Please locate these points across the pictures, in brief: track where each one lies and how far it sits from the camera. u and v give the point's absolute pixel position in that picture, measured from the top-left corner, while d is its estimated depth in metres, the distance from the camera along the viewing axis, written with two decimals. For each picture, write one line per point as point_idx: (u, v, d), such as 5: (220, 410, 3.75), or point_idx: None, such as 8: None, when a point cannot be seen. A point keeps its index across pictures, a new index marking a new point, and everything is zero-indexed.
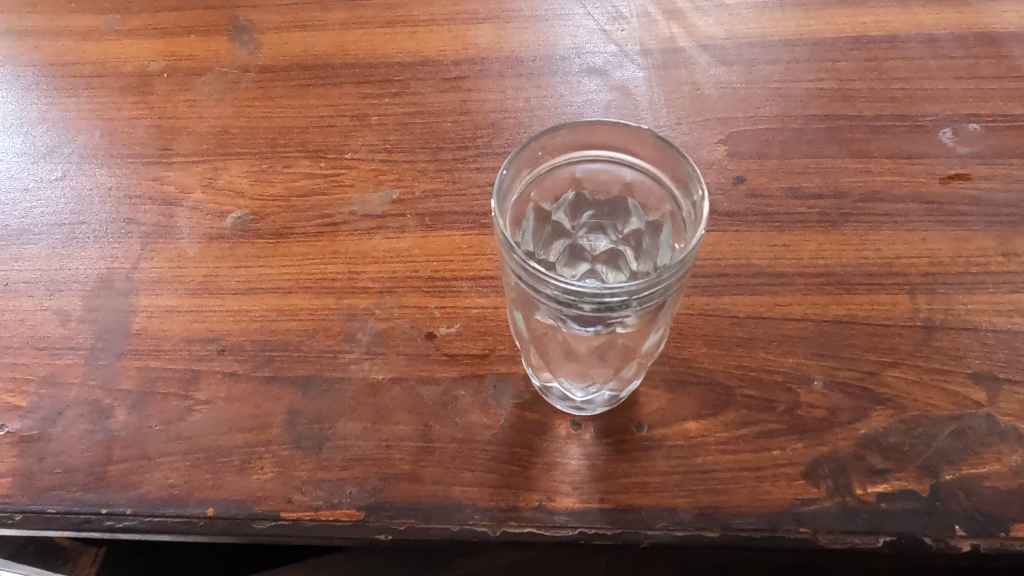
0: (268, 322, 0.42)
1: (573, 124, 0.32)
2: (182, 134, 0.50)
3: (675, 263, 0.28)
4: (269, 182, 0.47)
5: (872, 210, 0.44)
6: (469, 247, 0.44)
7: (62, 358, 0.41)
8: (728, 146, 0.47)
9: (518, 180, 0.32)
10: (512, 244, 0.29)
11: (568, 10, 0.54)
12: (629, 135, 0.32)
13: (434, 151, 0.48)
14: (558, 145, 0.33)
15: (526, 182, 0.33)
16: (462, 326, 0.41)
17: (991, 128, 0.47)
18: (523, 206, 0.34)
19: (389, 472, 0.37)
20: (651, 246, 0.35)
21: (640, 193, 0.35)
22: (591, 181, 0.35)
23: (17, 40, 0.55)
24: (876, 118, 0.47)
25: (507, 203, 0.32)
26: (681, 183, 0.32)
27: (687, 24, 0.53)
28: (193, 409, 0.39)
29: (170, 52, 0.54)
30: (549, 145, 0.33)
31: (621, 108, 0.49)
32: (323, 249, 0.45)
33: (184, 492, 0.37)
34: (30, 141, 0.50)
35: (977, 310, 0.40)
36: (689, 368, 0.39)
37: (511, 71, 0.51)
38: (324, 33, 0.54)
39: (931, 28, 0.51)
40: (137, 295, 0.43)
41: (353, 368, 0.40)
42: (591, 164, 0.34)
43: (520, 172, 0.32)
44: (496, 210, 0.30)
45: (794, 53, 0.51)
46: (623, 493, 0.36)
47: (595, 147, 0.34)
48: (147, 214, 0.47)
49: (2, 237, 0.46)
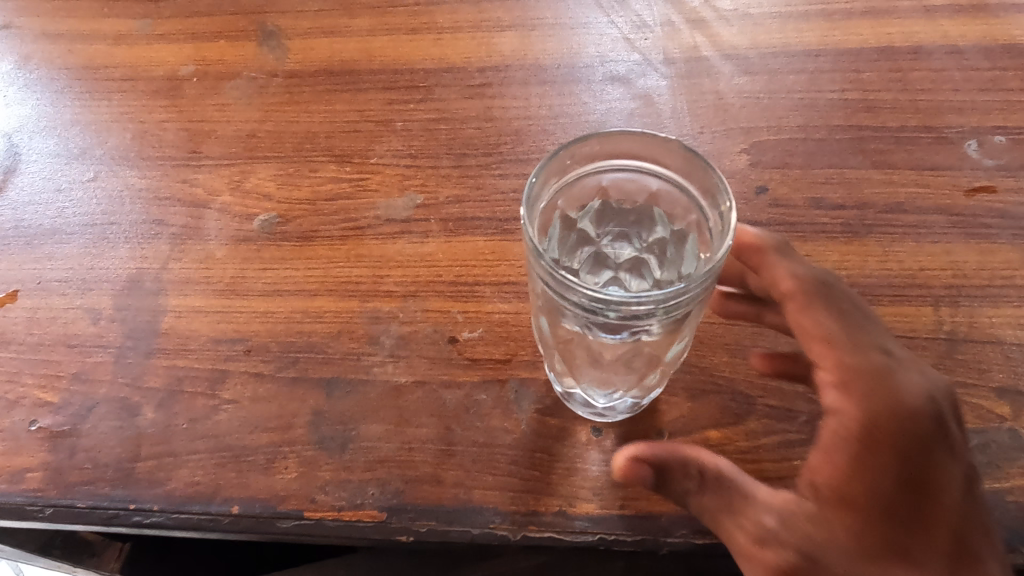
0: (294, 324, 0.43)
1: (602, 134, 0.33)
2: (211, 138, 0.51)
3: (703, 274, 0.28)
4: (295, 186, 0.48)
5: (896, 221, 0.44)
6: (492, 252, 0.45)
7: (93, 356, 0.42)
8: (751, 156, 0.47)
9: (546, 188, 0.33)
10: (541, 252, 0.30)
11: (592, 19, 0.54)
12: (658, 144, 0.33)
13: (458, 157, 0.49)
14: (586, 154, 0.33)
15: (553, 190, 0.33)
16: (484, 330, 0.42)
17: (1017, 140, 0.47)
18: (549, 213, 0.34)
19: (411, 474, 0.38)
20: (676, 255, 0.36)
21: (666, 202, 0.35)
22: (618, 189, 0.36)
23: (52, 44, 0.56)
24: (901, 129, 0.47)
25: (535, 210, 0.32)
26: (710, 193, 0.32)
27: (711, 33, 0.53)
28: (219, 408, 0.40)
29: (199, 57, 0.55)
30: (578, 154, 0.33)
31: (644, 117, 0.49)
32: (347, 253, 0.45)
33: (210, 490, 0.38)
34: (63, 143, 0.51)
35: (1002, 323, 0.40)
36: (711, 377, 0.39)
37: (535, 79, 0.52)
38: (351, 40, 0.54)
39: (957, 39, 0.51)
40: (166, 295, 0.44)
41: (376, 371, 0.41)
42: (618, 173, 0.35)
43: (548, 180, 0.32)
44: (525, 218, 0.30)
45: (818, 63, 0.51)
46: (644, 501, 0.36)
47: (623, 156, 0.34)
48: (176, 215, 0.47)
49: (36, 236, 0.47)
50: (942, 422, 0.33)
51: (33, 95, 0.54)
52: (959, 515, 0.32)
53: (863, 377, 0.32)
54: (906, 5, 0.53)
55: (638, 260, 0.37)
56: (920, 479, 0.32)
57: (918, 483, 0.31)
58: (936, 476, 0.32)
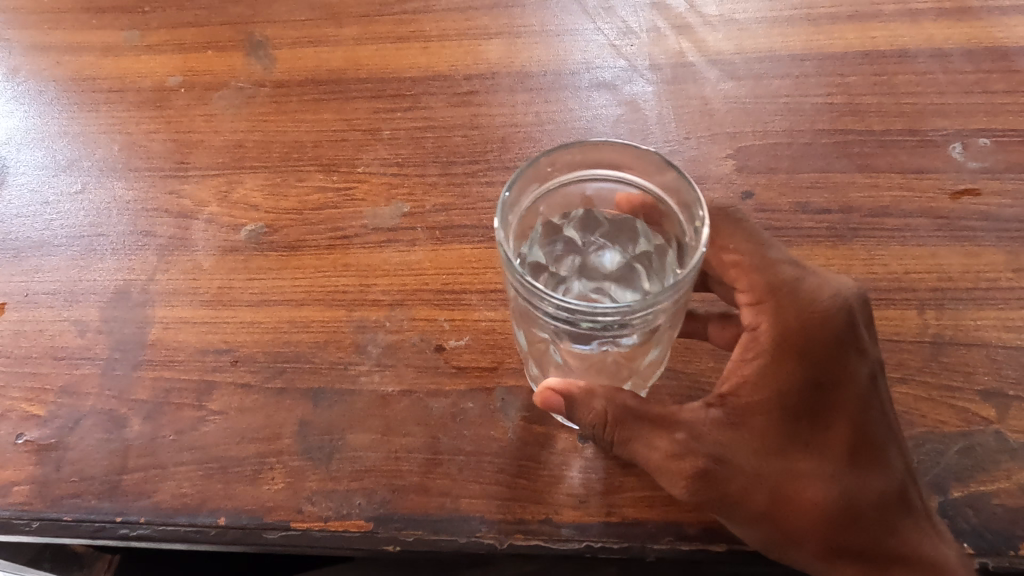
0: (280, 334, 0.43)
1: (583, 143, 0.33)
2: (199, 148, 0.51)
3: (672, 287, 0.28)
4: (282, 196, 0.48)
5: (881, 225, 0.44)
6: (478, 260, 0.45)
7: (79, 369, 0.42)
8: (736, 161, 0.47)
9: (525, 194, 0.33)
10: (513, 261, 0.30)
11: (579, 26, 0.54)
12: (638, 157, 0.33)
13: (444, 165, 0.49)
14: (568, 162, 0.34)
15: (533, 196, 0.34)
16: (471, 339, 0.42)
17: (1001, 142, 0.47)
18: (530, 218, 0.34)
19: (398, 483, 0.38)
20: (660, 267, 0.35)
21: (650, 214, 0.35)
22: (603, 200, 0.36)
23: (41, 56, 0.56)
24: (886, 133, 0.47)
25: (511, 217, 0.32)
26: (688, 207, 0.32)
27: (696, 39, 0.53)
28: (206, 419, 0.40)
29: (188, 68, 0.55)
30: (559, 162, 0.33)
31: (631, 123, 0.49)
32: (334, 262, 0.45)
33: (196, 501, 0.38)
34: (52, 155, 0.51)
35: (987, 325, 0.40)
36: (696, 383, 0.39)
37: (521, 86, 0.52)
38: (338, 49, 0.55)
39: (941, 42, 0.51)
40: (153, 306, 0.44)
41: (363, 380, 0.41)
42: (601, 182, 0.35)
43: (527, 187, 0.33)
44: (498, 225, 0.31)
45: (803, 67, 0.51)
46: (631, 508, 0.37)
47: (604, 166, 0.34)
48: (164, 227, 0.47)
49: (25, 249, 0.47)
50: (853, 330, 0.35)
51: (22, 108, 0.54)
52: (870, 416, 0.34)
53: (772, 295, 0.35)
54: (891, 8, 0.53)
55: (628, 270, 0.37)
56: (828, 385, 0.34)
57: (824, 388, 0.34)
58: (843, 380, 0.34)
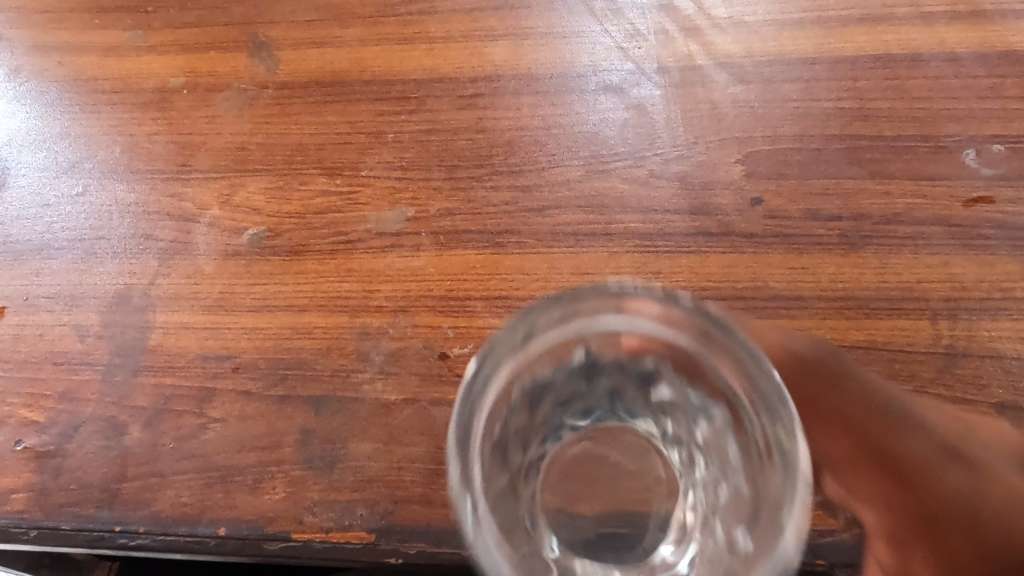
0: (283, 340, 0.42)
1: (564, 305, 0.27)
2: (201, 150, 0.50)
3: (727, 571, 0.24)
4: (285, 200, 0.48)
5: (893, 233, 0.43)
6: (483, 266, 0.44)
7: (80, 374, 0.42)
8: (745, 166, 0.46)
9: (489, 390, 0.26)
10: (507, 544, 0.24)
11: (586, 27, 0.53)
12: (636, 303, 0.28)
13: (449, 169, 0.48)
14: (550, 325, 0.27)
15: (495, 386, 0.26)
16: (475, 347, 0.42)
17: (1015, 149, 0.46)
18: (506, 397, 0.27)
19: (401, 494, 0.38)
20: (700, 431, 0.30)
21: (667, 358, 0.29)
22: (602, 346, 0.28)
23: (42, 56, 0.56)
24: (899, 138, 0.47)
25: (470, 452, 0.25)
26: (722, 394, 0.28)
27: (706, 41, 0.52)
28: (207, 427, 0.40)
29: (190, 69, 0.54)
30: (538, 327, 0.27)
31: (638, 127, 0.49)
32: (337, 267, 0.45)
33: (197, 511, 0.39)
34: (52, 156, 0.51)
35: (1002, 337, 0.40)
36: None
37: (528, 89, 0.51)
38: (343, 50, 0.54)
39: (955, 46, 0.50)
40: (154, 311, 0.44)
41: (366, 389, 0.41)
42: (601, 333, 0.28)
43: (492, 381, 0.26)
44: (465, 487, 0.24)
45: (814, 71, 0.50)
46: None
47: (606, 314, 0.27)
48: (165, 230, 0.47)
49: (25, 252, 0.47)
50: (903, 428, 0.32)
51: (23, 108, 0.54)
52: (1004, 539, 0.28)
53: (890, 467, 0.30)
54: (905, 11, 0.51)
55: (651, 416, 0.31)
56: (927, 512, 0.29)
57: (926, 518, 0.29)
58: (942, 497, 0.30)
